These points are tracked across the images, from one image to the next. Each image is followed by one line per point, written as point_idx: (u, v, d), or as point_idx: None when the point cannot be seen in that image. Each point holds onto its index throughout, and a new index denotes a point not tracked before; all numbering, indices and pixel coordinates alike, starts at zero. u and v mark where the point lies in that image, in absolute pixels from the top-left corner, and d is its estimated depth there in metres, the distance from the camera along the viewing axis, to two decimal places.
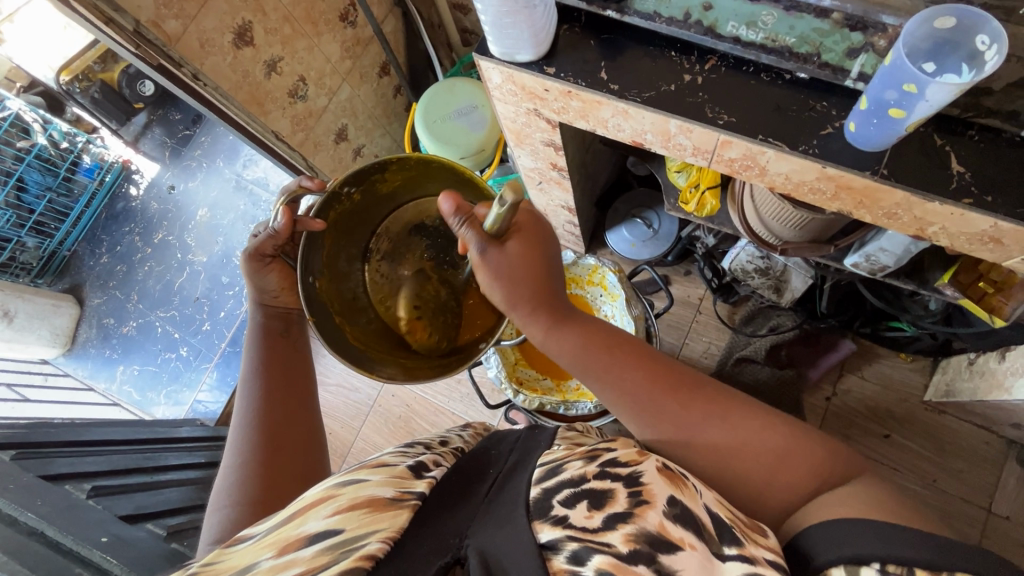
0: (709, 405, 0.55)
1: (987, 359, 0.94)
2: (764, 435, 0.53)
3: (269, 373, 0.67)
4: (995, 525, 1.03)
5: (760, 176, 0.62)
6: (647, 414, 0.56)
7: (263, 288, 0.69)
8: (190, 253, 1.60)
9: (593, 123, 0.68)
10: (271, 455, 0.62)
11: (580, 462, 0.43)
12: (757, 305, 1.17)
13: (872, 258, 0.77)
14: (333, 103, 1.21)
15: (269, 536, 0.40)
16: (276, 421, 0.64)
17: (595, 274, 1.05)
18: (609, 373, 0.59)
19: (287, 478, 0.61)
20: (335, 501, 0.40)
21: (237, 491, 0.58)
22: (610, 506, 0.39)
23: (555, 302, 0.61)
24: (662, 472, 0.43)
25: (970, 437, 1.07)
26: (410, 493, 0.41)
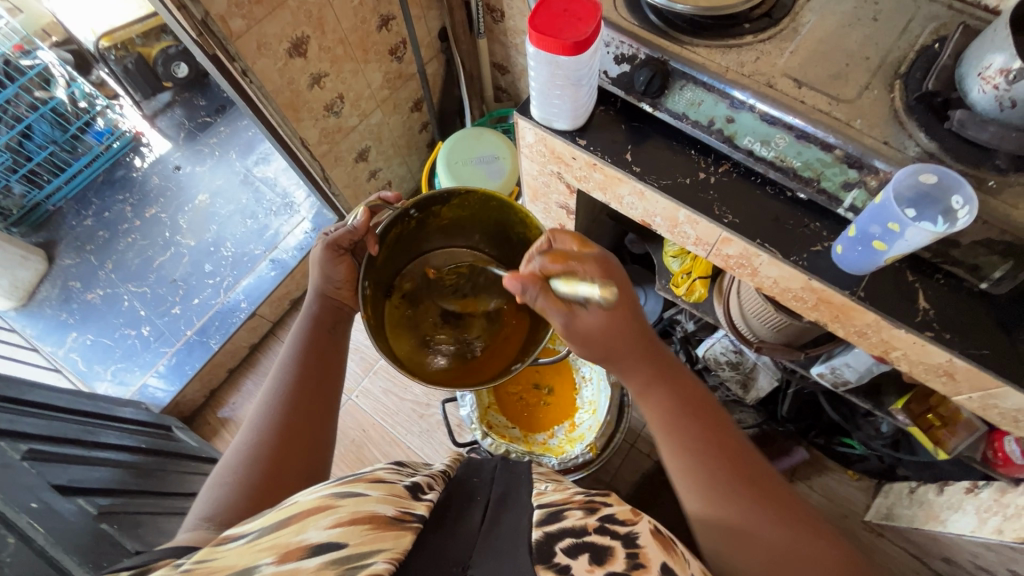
0: (775, 500, 0.53)
1: (927, 489, 0.99)
2: (809, 539, 0.50)
3: (304, 358, 0.68)
4: None
5: (751, 275, 0.68)
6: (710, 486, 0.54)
7: (328, 279, 0.73)
8: (179, 235, 1.58)
9: (610, 197, 0.74)
10: (287, 440, 0.61)
11: (580, 513, 0.43)
12: (723, 399, 1.21)
13: (837, 370, 0.82)
14: (362, 125, 1.26)
15: (262, 539, 0.38)
16: (298, 408, 0.63)
17: None
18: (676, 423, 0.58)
19: (296, 468, 0.59)
20: (333, 513, 0.39)
21: (241, 470, 0.57)
22: (609, 564, 0.38)
23: (657, 361, 0.62)
24: (655, 535, 0.43)
25: (903, 564, 1.10)
26: (412, 514, 0.41)
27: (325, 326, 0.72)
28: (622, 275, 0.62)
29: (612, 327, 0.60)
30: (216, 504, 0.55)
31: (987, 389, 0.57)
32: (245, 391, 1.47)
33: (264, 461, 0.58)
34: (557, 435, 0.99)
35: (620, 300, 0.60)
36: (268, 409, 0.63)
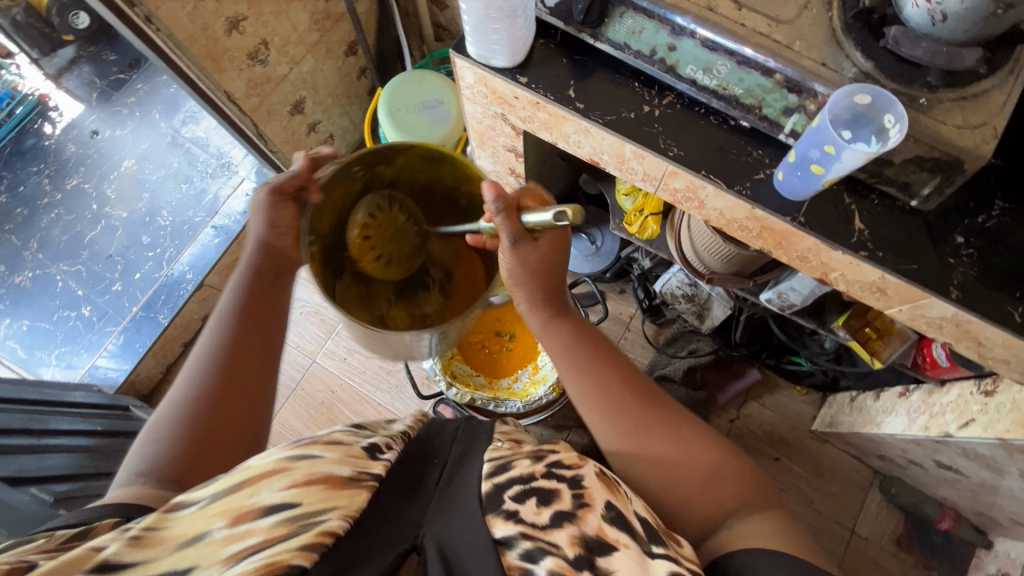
0: (669, 420, 0.59)
1: (866, 397, 1.07)
2: (696, 447, 0.57)
3: (240, 312, 0.65)
4: (857, 545, 1.15)
5: (699, 208, 0.68)
6: (614, 414, 0.60)
7: (269, 224, 0.67)
8: (108, 207, 1.46)
9: (556, 136, 0.72)
10: (226, 399, 0.59)
11: (527, 461, 0.45)
12: (680, 329, 1.27)
13: (783, 295, 0.86)
14: (294, 74, 1.17)
15: (215, 502, 0.39)
16: (233, 364, 0.61)
17: None
18: (576, 348, 0.66)
19: (232, 428, 0.58)
20: (287, 474, 0.40)
21: (174, 429, 0.56)
22: (556, 504, 0.42)
23: (556, 298, 0.69)
24: (601, 477, 0.45)
25: (845, 465, 1.20)
26: (369, 474, 0.42)
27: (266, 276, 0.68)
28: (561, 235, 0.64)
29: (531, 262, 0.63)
30: (152, 458, 0.55)
31: (914, 302, 0.60)
32: None
33: (203, 418, 0.57)
34: (522, 378, 1.01)
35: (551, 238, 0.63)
36: (204, 365, 0.61)
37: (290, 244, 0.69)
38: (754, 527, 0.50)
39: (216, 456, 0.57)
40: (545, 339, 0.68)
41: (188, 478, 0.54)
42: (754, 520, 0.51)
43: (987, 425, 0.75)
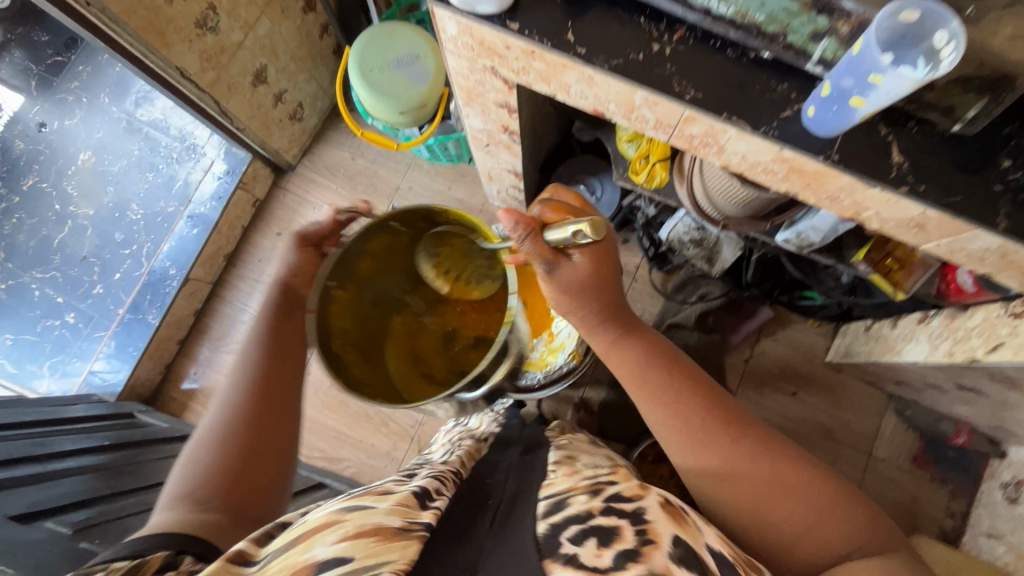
0: (763, 450, 0.57)
1: (882, 325, 1.06)
2: (789, 471, 0.56)
3: (274, 332, 0.68)
4: (875, 467, 1.18)
5: (718, 153, 0.63)
6: (698, 439, 0.59)
7: (286, 266, 0.72)
8: (72, 205, 1.38)
9: (555, 87, 0.66)
10: (257, 417, 0.61)
11: (584, 497, 0.43)
12: (688, 274, 1.24)
13: (802, 235, 0.82)
14: (250, 40, 1.06)
15: (274, 560, 0.38)
16: (258, 399, 0.63)
17: None
18: (648, 370, 0.65)
19: (263, 450, 0.60)
20: (341, 527, 0.38)
21: (200, 466, 0.57)
22: (616, 543, 0.38)
23: (624, 317, 0.69)
24: (666, 509, 0.41)
25: (859, 391, 1.21)
26: (418, 523, 0.39)
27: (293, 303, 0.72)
28: (606, 247, 0.66)
29: (574, 279, 0.64)
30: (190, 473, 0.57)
31: (956, 234, 0.57)
32: (203, 360, 1.34)
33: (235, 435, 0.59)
34: (538, 347, 0.97)
35: (590, 255, 0.64)
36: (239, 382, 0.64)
37: (305, 284, 0.73)
38: (861, 563, 0.49)
39: (248, 480, 0.58)
40: (614, 360, 0.69)
41: (225, 499, 0.55)
42: (866, 561, 0.50)
43: (1017, 348, 0.73)
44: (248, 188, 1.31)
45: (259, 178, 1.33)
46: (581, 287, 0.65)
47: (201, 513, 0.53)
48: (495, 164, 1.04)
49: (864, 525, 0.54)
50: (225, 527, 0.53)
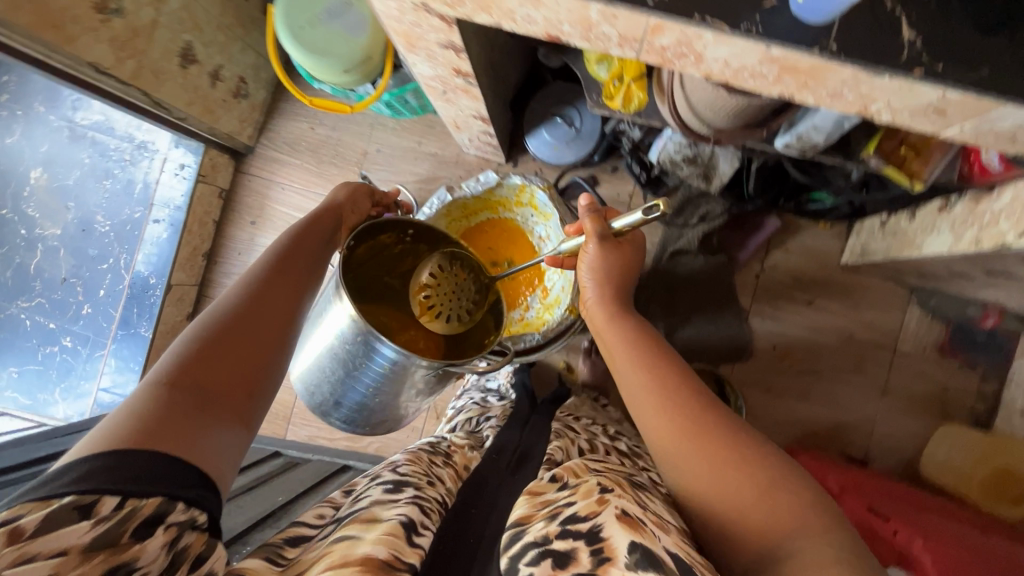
0: (724, 422, 0.52)
1: (899, 219, 0.98)
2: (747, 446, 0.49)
3: (291, 244, 0.69)
4: (901, 362, 1.15)
5: (696, 64, 0.54)
6: (662, 398, 0.55)
7: (345, 200, 0.80)
8: (38, 228, 1.30)
9: (498, 16, 0.56)
10: (247, 330, 0.58)
11: (541, 523, 0.40)
12: (686, 194, 1.15)
13: (804, 137, 0.73)
14: (163, 16, 0.95)
15: None
16: (264, 302, 0.62)
17: (522, 193, 0.87)
18: (640, 347, 0.63)
19: (244, 377, 0.56)
20: (325, 560, 0.41)
21: (195, 346, 0.55)
22: (571, 567, 0.36)
23: (620, 306, 0.71)
24: (622, 518, 0.39)
25: (879, 289, 1.15)
26: (402, 559, 0.41)
27: (320, 237, 0.73)
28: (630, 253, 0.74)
29: (612, 266, 0.71)
30: (166, 365, 0.53)
31: (981, 115, 0.49)
32: None
33: (225, 350, 0.56)
34: (533, 306, 0.94)
35: (624, 250, 0.73)
36: (245, 291, 0.62)
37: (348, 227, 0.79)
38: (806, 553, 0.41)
39: (230, 378, 0.55)
40: (608, 337, 0.68)
41: (201, 390, 0.52)
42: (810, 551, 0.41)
43: None
44: (209, 181, 1.22)
45: (219, 167, 1.25)
46: (608, 274, 0.71)
47: (174, 400, 0.50)
48: (458, 111, 0.95)
49: (830, 516, 0.44)
50: (199, 446, 0.49)
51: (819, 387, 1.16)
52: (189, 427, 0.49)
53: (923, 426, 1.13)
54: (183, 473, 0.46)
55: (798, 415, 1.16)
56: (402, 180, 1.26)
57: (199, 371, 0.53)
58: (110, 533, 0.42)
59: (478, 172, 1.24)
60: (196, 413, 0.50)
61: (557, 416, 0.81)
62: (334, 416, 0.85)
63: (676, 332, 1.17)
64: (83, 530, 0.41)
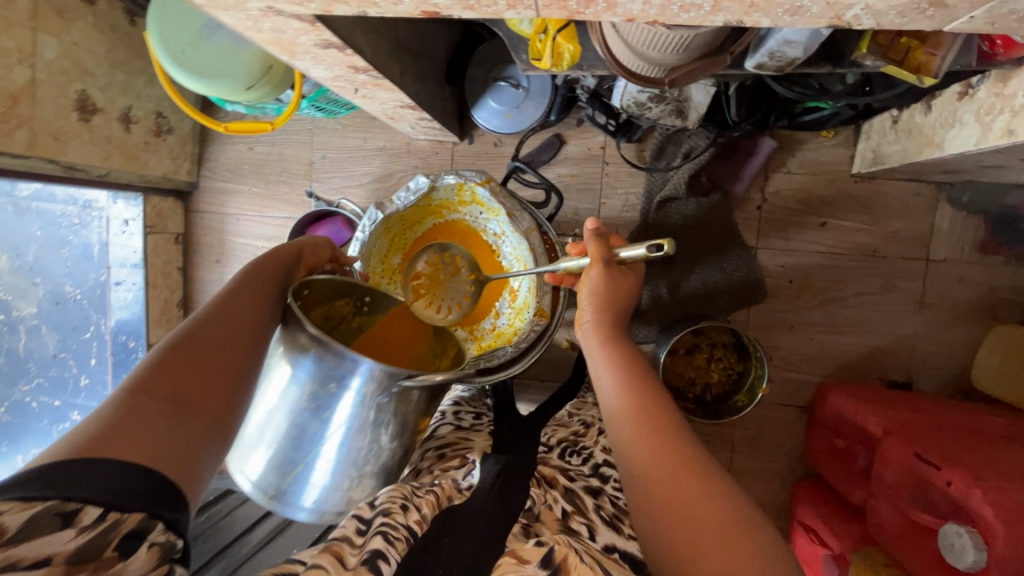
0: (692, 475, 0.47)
1: (912, 113, 0.84)
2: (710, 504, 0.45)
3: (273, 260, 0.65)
4: (935, 271, 1.02)
5: (610, 10, 0.43)
6: (646, 440, 0.51)
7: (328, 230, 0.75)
8: (13, 309, 1.21)
9: (358, 4, 0.45)
10: (225, 343, 0.55)
11: None
12: (664, 133, 1.03)
13: (777, 54, 0.60)
14: (42, 70, 0.85)
15: None
16: (244, 315, 0.58)
17: (462, 192, 0.83)
18: (637, 380, 0.57)
19: (221, 389, 0.53)
20: None
21: (170, 356, 0.51)
22: None
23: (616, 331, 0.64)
24: None
25: (901, 193, 1.02)
26: None
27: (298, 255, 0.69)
28: (625, 284, 0.66)
29: (615, 293, 0.64)
30: (139, 373, 0.49)
31: None
32: None
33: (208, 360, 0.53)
34: (503, 313, 0.88)
35: (619, 282, 0.65)
36: (229, 298, 0.58)
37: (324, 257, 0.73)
38: None
39: (206, 391, 0.51)
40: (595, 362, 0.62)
41: (175, 403, 0.49)
42: None
43: None
44: (159, 230, 1.15)
45: (166, 212, 1.17)
46: (605, 301, 0.64)
47: (148, 412, 0.46)
48: (383, 105, 0.83)
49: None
50: (177, 465, 0.46)
51: (848, 314, 1.05)
52: (169, 442, 0.46)
53: (971, 334, 1.02)
54: (164, 491, 0.43)
55: (829, 348, 1.06)
56: (357, 183, 1.15)
57: (178, 381, 0.50)
58: (93, 546, 0.39)
59: (433, 158, 1.13)
60: (179, 429, 0.47)
61: (544, 432, 0.75)
62: (299, 498, 0.65)
63: (681, 286, 1.05)
64: (68, 536, 0.39)
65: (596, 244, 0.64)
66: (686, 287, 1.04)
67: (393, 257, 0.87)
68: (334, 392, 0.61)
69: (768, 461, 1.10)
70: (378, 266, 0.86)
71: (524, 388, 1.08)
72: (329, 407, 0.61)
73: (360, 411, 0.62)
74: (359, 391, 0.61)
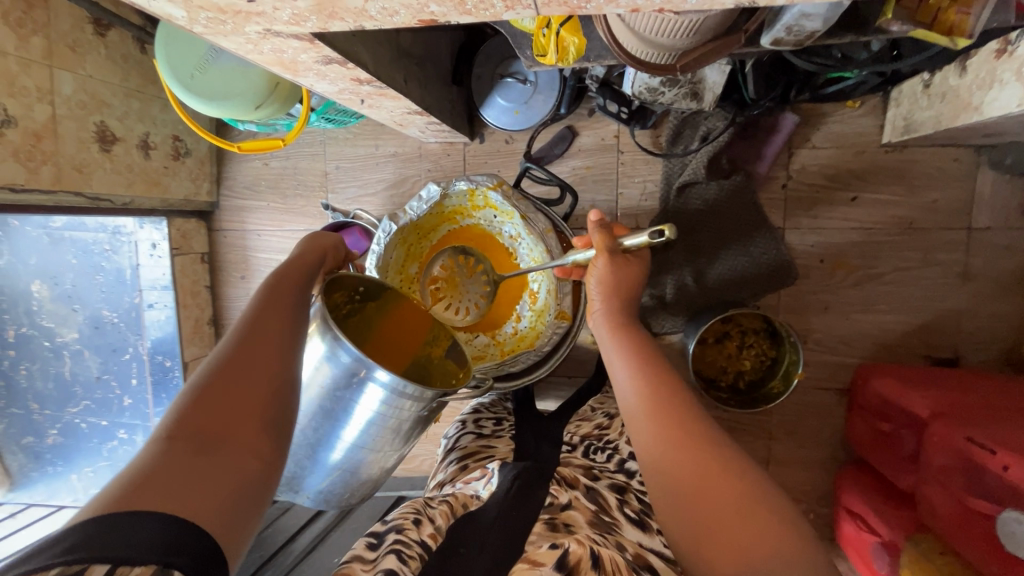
0: (706, 452, 0.46)
1: (945, 76, 0.79)
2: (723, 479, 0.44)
3: (278, 282, 0.63)
4: (979, 240, 0.97)
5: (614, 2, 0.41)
6: (666, 425, 0.49)
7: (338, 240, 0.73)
8: (57, 336, 1.30)
9: (353, 20, 0.45)
10: (246, 372, 0.53)
11: None
12: (680, 117, 1.00)
13: (795, 29, 0.57)
14: (61, 106, 0.88)
15: None
16: (264, 343, 0.56)
17: (475, 198, 0.82)
18: (648, 366, 0.55)
19: (251, 419, 0.51)
20: None
21: (195, 398, 0.50)
22: None
23: (626, 318, 0.64)
24: None
25: (936, 160, 0.96)
26: None
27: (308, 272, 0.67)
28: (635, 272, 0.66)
29: (624, 281, 0.65)
30: (167, 419, 0.49)
31: None
32: None
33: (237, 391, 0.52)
34: (524, 316, 0.87)
35: (628, 270, 0.65)
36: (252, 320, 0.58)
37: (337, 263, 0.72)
38: None
39: (235, 424, 0.50)
40: (607, 352, 0.61)
41: (205, 443, 0.48)
42: None
43: None
44: (185, 252, 1.18)
45: (190, 233, 1.19)
46: (614, 288, 0.64)
47: (181, 458, 0.45)
48: (393, 113, 0.83)
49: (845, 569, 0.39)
50: (217, 506, 0.44)
51: (886, 291, 1.01)
52: (203, 484, 0.45)
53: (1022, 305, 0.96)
54: (200, 541, 0.42)
55: (867, 327, 1.02)
56: (372, 191, 1.15)
57: (205, 420, 0.49)
58: None
59: (445, 160, 1.12)
60: (212, 467, 0.46)
61: (567, 429, 0.76)
62: (315, 481, 0.71)
63: (707, 274, 1.02)
64: None
65: (601, 235, 0.65)
66: (712, 274, 1.02)
67: (410, 267, 0.87)
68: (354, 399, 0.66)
69: (809, 447, 1.07)
70: (396, 277, 0.85)
71: (554, 386, 1.07)
72: (349, 409, 0.66)
73: (378, 415, 0.66)
74: (378, 398, 0.66)
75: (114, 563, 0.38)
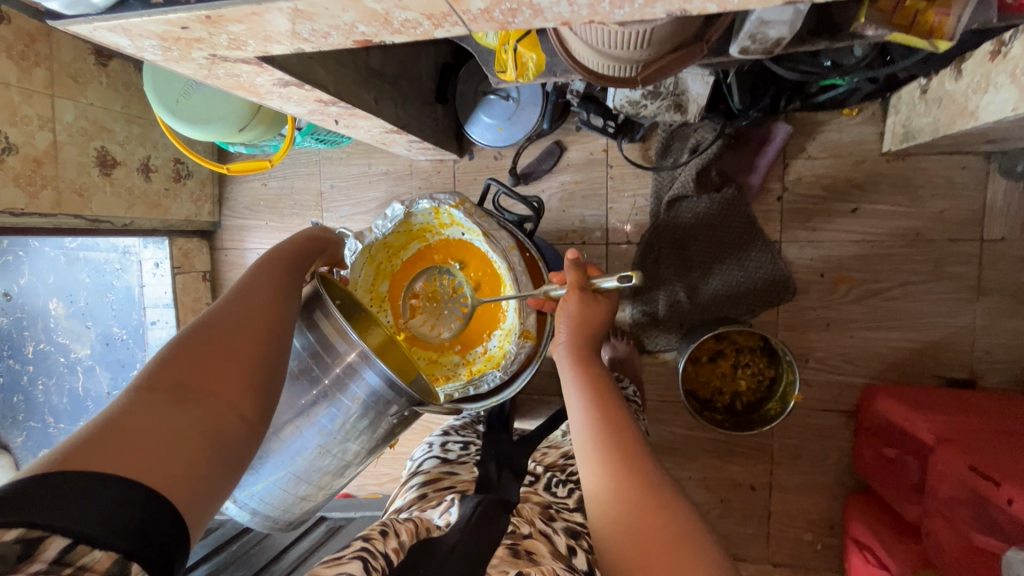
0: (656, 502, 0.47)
1: (941, 80, 0.75)
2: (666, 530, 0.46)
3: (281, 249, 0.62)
4: (993, 252, 0.91)
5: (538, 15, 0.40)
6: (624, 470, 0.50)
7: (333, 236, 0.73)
8: (72, 351, 1.34)
9: (289, 42, 0.45)
10: (236, 331, 0.52)
11: None
12: (668, 130, 0.97)
13: (759, 36, 0.55)
14: (63, 133, 0.92)
15: None
16: (257, 303, 0.55)
17: (440, 216, 0.82)
18: (607, 412, 0.55)
19: (234, 378, 0.50)
20: None
21: (180, 350, 0.49)
22: None
23: (590, 353, 0.62)
24: None
25: (942, 168, 0.91)
26: None
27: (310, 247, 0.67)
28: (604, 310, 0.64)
29: (591, 317, 0.63)
30: (149, 368, 0.48)
31: None
32: None
33: (227, 360, 0.50)
34: (493, 336, 0.87)
35: (596, 309, 0.63)
36: (248, 288, 0.57)
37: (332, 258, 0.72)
38: None
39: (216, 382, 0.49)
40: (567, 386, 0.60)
41: (182, 397, 0.47)
42: None
43: None
44: (186, 270, 1.21)
45: (192, 252, 1.22)
46: (582, 323, 0.62)
47: (156, 407, 0.45)
48: (371, 133, 0.83)
49: None
50: (182, 467, 0.43)
51: (892, 307, 0.95)
52: (178, 457, 0.43)
53: None
54: (160, 516, 0.41)
55: (873, 345, 0.97)
56: (365, 209, 1.17)
57: (185, 373, 0.48)
58: None
59: (435, 178, 1.12)
60: (184, 418, 0.46)
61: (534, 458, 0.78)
62: (252, 488, 0.67)
63: (701, 289, 0.99)
64: None
65: (573, 273, 0.63)
66: (705, 290, 0.99)
67: (380, 285, 0.88)
68: (330, 393, 0.65)
69: (815, 472, 1.01)
70: (366, 294, 0.86)
71: (546, 405, 1.04)
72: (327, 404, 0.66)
73: (350, 409, 0.66)
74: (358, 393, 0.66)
75: (74, 540, 0.37)
